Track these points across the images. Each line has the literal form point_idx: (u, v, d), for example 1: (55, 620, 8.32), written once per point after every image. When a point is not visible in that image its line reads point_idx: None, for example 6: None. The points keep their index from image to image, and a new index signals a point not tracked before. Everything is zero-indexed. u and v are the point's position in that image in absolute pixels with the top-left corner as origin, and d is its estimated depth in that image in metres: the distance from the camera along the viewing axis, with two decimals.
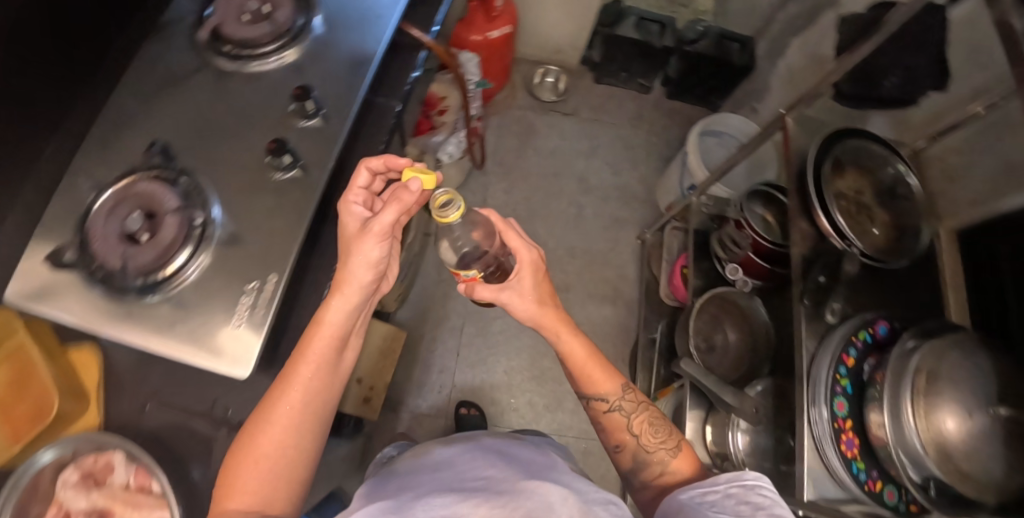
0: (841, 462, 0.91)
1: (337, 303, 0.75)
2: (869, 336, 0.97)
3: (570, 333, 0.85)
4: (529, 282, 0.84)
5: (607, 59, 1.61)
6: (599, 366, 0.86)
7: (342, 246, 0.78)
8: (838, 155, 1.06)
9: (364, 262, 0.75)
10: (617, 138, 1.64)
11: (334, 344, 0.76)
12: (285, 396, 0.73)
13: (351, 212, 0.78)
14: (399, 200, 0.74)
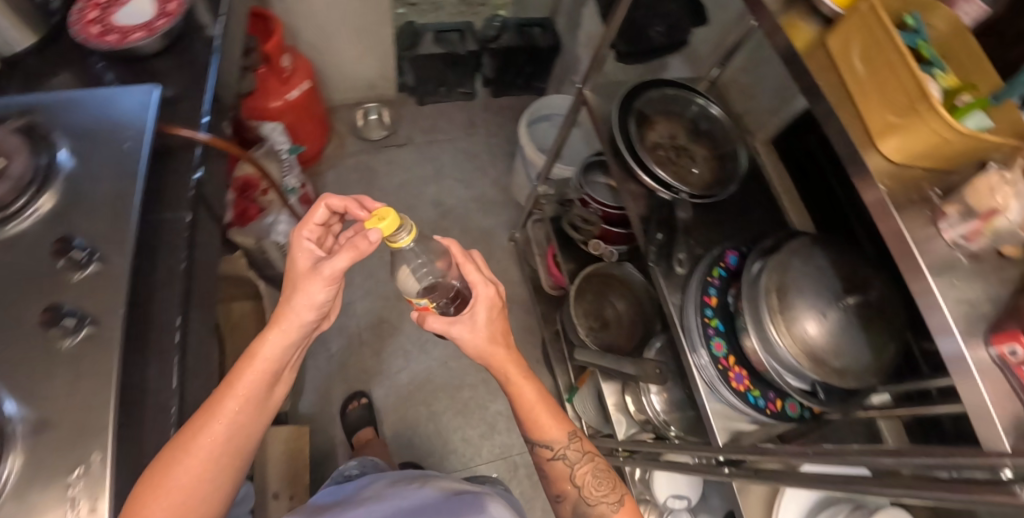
0: (736, 397, 0.82)
1: (273, 341, 0.69)
2: (722, 271, 0.89)
3: (526, 381, 0.78)
4: (481, 314, 0.74)
5: (422, 82, 1.61)
6: (548, 409, 0.81)
7: (287, 278, 0.70)
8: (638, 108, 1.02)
9: (308, 298, 0.67)
10: (458, 151, 1.64)
11: (264, 382, 0.69)
12: (202, 433, 0.63)
13: (301, 245, 0.70)
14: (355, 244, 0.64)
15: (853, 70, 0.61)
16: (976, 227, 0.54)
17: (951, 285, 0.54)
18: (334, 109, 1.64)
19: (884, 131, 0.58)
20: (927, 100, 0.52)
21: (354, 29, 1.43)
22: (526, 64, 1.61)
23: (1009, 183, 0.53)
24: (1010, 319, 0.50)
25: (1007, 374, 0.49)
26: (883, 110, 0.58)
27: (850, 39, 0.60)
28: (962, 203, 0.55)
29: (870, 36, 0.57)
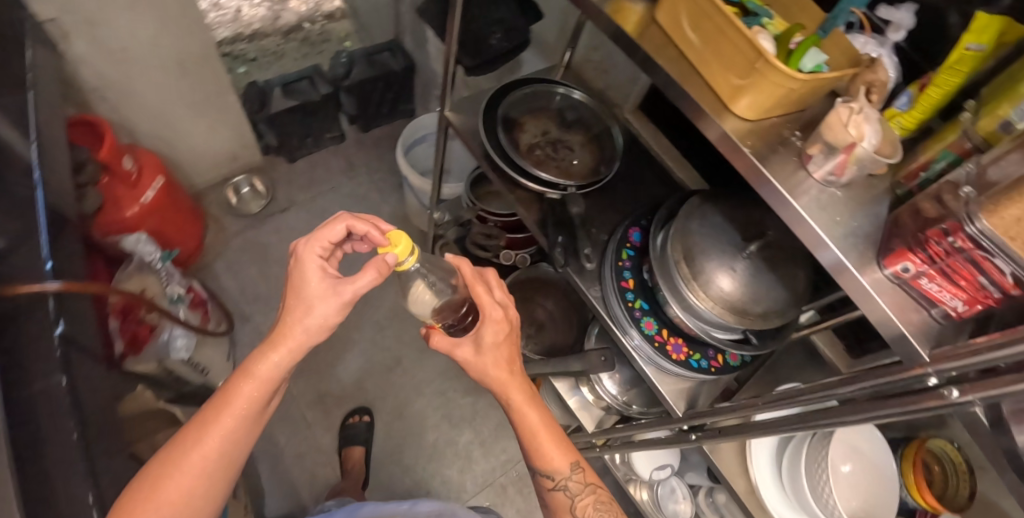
0: (683, 370, 0.74)
1: (275, 360, 0.58)
2: (632, 250, 0.80)
3: (533, 408, 0.73)
4: (490, 333, 0.71)
5: (285, 139, 1.54)
6: (550, 440, 0.74)
7: (292, 288, 0.58)
8: (498, 113, 0.91)
9: (314, 315, 0.57)
10: (346, 198, 1.59)
11: (265, 399, 0.61)
12: (200, 449, 0.57)
13: (312, 262, 0.57)
14: (369, 267, 0.55)
15: (687, 38, 0.52)
16: (840, 160, 0.46)
17: (838, 217, 0.49)
18: (202, 193, 1.53)
19: (733, 95, 0.50)
20: (764, 56, 0.44)
21: (195, 105, 1.32)
22: (386, 93, 1.58)
23: (860, 110, 0.46)
24: (894, 229, 0.46)
25: (908, 288, 0.46)
26: (724, 72, 0.50)
27: (673, 6, 0.52)
28: (821, 140, 0.47)
29: None
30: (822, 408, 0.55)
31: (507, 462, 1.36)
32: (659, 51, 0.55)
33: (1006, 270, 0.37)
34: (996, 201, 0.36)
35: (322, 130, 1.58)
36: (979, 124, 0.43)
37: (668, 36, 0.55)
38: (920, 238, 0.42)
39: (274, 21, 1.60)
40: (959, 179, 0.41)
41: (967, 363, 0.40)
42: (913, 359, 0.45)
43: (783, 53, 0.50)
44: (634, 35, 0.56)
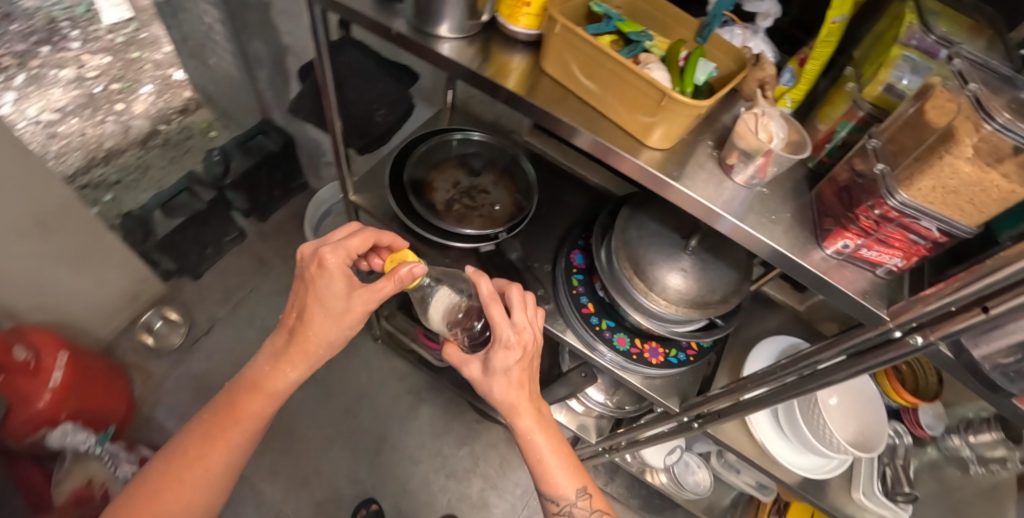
0: (666, 371, 0.77)
1: (289, 373, 0.67)
2: (580, 274, 0.82)
3: (542, 434, 0.69)
4: (507, 359, 0.66)
5: (183, 258, 1.43)
6: (557, 464, 0.70)
7: (313, 298, 0.65)
8: (404, 179, 0.88)
9: (328, 325, 0.65)
10: (270, 295, 1.52)
11: (269, 412, 0.69)
12: (204, 457, 0.65)
13: (339, 273, 0.64)
14: (393, 278, 0.63)
15: (582, 85, 0.51)
16: (759, 163, 0.48)
17: (772, 216, 0.50)
18: (112, 345, 1.39)
19: (644, 130, 0.50)
20: (668, 94, 0.44)
21: (74, 261, 1.18)
22: (273, 176, 1.52)
23: (761, 114, 0.48)
24: (822, 210, 0.50)
25: (850, 262, 0.49)
26: (630, 112, 0.49)
27: (561, 56, 0.51)
28: (736, 148, 0.49)
29: (577, 49, 0.48)
30: (805, 377, 0.58)
31: (524, 493, 1.37)
32: (556, 99, 0.52)
33: (932, 227, 0.41)
34: (914, 175, 0.40)
35: (218, 234, 1.49)
36: (865, 91, 0.50)
37: (560, 84, 0.54)
38: (850, 215, 0.45)
39: (126, 135, 1.51)
40: (868, 158, 0.45)
41: (923, 312, 0.44)
42: (875, 320, 0.48)
43: (678, 73, 0.54)
44: (523, 91, 0.52)
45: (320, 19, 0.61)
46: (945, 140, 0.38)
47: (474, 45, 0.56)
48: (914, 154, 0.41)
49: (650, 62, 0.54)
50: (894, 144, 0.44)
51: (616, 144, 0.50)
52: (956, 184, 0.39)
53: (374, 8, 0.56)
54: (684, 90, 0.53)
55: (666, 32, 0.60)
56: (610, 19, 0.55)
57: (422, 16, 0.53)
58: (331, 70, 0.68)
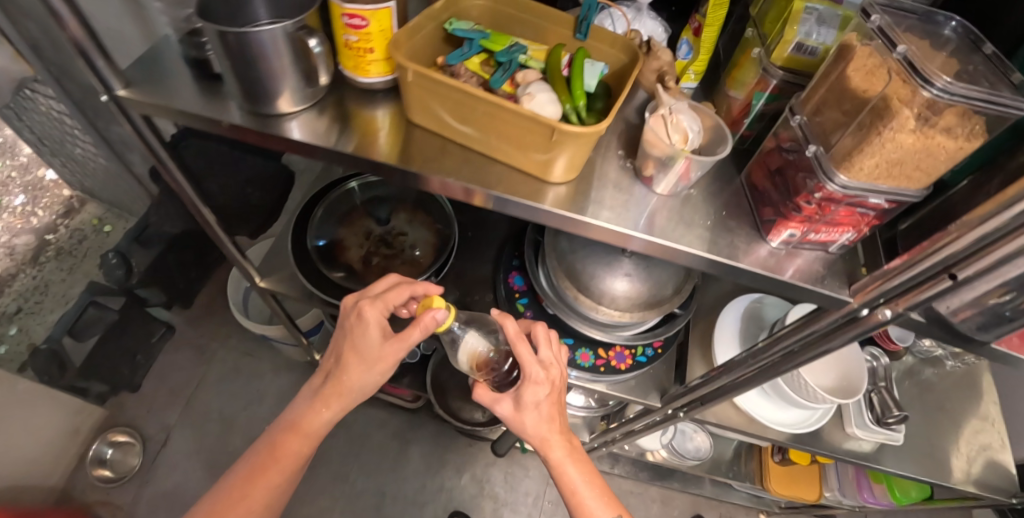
0: (638, 372, 0.74)
1: (325, 414, 0.65)
2: (524, 297, 0.76)
3: (575, 465, 0.63)
4: (537, 394, 0.61)
5: (114, 375, 1.31)
6: (591, 494, 0.63)
7: (351, 344, 0.64)
8: (310, 247, 0.80)
9: (364, 372, 0.64)
10: (221, 383, 1.43)
11: (308, 451, 0.67)
12: (248, 497, 0.64)
13: (373, 319, 0.63)
14: (419, 325, 0.59)
15: (458, 131, 0.44)
16: (680, 169, 0.43)
17: (707, 220, 0.46)
18: (65, 489, 1.26)
19: (543, 168, 0.43)
20: (557, 128, 0.38)
21: None
22: (184, 258, 1.39)
23: (668, 113, 0.43)
24: (757, 197, 0.46)
25: (798, 247, 0.45)
26: (522, 152, 0.42)
27: (425, 104, 0.43)
28: (650, 157, 0.44)
29: (442, 94, 0.41)
30: (780, 358, 0.56)
31: (536, 500, 1.36)
32: (435, 154, 0.45)
33: (880, 200, 0.38)
34: (854, 156, 0.36)
35: (144, 337, 1.37)
36: (773, 56, 0.45)
37: (436, 134, 0.46)
38: (790, 203, 0.41)
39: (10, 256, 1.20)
40: (797, 135, 0.42)
41: (888, 287, 0.41)
42: (838, 303, 0.44)
43: (563, 83, 0.48)
44: (400, 157, 0.45)
45: (144, 121, 0.51)
46: (884, 112, 0.34)
47: (327, 112, 0.48)
48: (850, 129, 0.37)
49: (530, 78, 0.48)
50: (822, 119, 0.40)
51: (516, 191, 0.43)
52: (899, 155, 0.35)
53: (198, 99, 0.46)
54: (576, 101, 0.47)
55: (538, 35, 0.53)
56: (473, 40, 0.49)
57: (254, 98, 0.44)
58: (186, 168, 0.58)
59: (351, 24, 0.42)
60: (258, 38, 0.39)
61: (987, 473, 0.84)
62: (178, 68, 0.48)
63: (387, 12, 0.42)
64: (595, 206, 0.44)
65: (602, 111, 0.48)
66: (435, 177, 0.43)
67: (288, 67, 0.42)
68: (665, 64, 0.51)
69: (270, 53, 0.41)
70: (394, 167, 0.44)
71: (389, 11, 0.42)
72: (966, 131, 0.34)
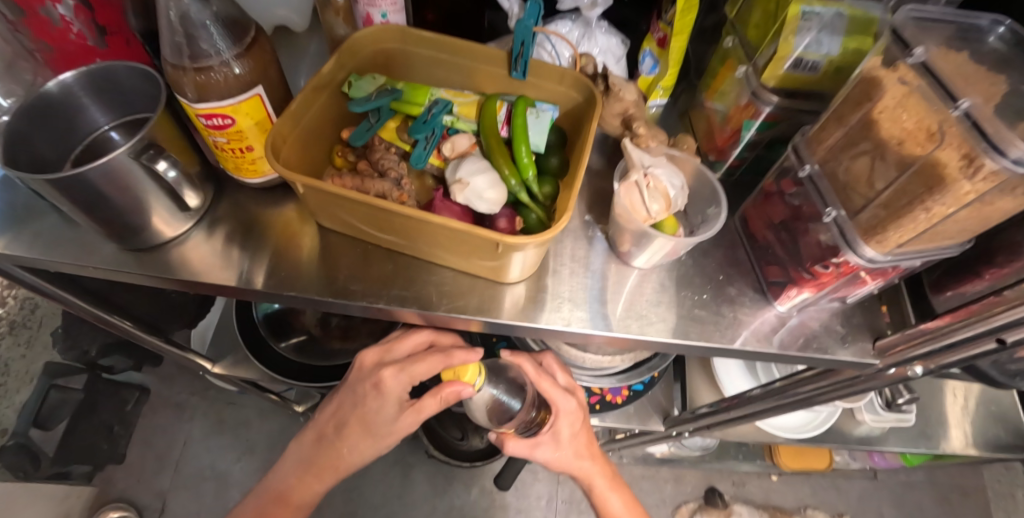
0: (636, 402, 0.69)
1: (317, 487, 0.53)
2: (501, 340, 0.70)
3: (609, 487, 0.59)
4: (566, 429, 0.54)
5: (92, 453, 1.23)
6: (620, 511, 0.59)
7: (358, 413, 0.50)
8: (258, 316, 0.71)
9: (367, 447, 0.50)
10: (208, 439, 1.35)
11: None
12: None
13: (389, 382, 0.48)
14: (436, 398, 0.46)
15: (384, 237, 0.36)
16: (664, 248, 0.36)
17: (702, 294, 0.40)
18: None
19: (494, 272, 0.35)
20: (502, 241, 0.29)
21: None
22: None
23: (638, 181, 0.35)
24: (759, 253, 0.41)
25: (809, 307, 0.42)
26: (465, 258, 0.34)
27: (328, 212, 0.35)
28: (626, 231, 0.37)
29: (354, 203, 0.31)
30: (797, 399, 0.54)
31: (550, 502, 1.29)
32: (355, 267, 0.37)
33: (916, 262, 0.35)
34: (886, 230, 0.31)
35: (116, 406, 1.28)
36: (765, 75, 0.37)
37: (353, 236, 0.38)
38: (802, 266, 0.38)
39: None
40: (808, 190, 0.37)
41: (925, 349, 0.39)
42: (863, 365, 0.42)
43: (504, 147, 0.37)
44: (331, 274, 0.37)
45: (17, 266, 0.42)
46: (931, 183, 0.28)
47: (220, 228, 0.39)
48: (885, 192, 0.31)
49: (462, 147, 0.36)
50: (839, 169, 0.34)
51: (466, 305, 0.36)
52: (942, 227, 0.30)
53: (60, 238, 0.37)
54: (524, 173, 0.36)
55: (466, 79, 0.41)
56: (381, 106, 0.37)
57: (122, 235, 0.35)
58: (80, 286, 0.48)
59: (212, 125, 0.31)
60: (101, 171, 0.30)
61: (984, 429, 0.86)
62: (25, 195, 0.38)
63: (259, 99, 0.31)
64: (565, 309, 0.37)
65: (558, 170, 0.38)
66: (361, 305, 0.35)
67: (152, 189, 0.33)
68: (630, 105, 0.40)
69: (122, 185, 0.31)
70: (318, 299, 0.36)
71: (261, 98, 0.31)
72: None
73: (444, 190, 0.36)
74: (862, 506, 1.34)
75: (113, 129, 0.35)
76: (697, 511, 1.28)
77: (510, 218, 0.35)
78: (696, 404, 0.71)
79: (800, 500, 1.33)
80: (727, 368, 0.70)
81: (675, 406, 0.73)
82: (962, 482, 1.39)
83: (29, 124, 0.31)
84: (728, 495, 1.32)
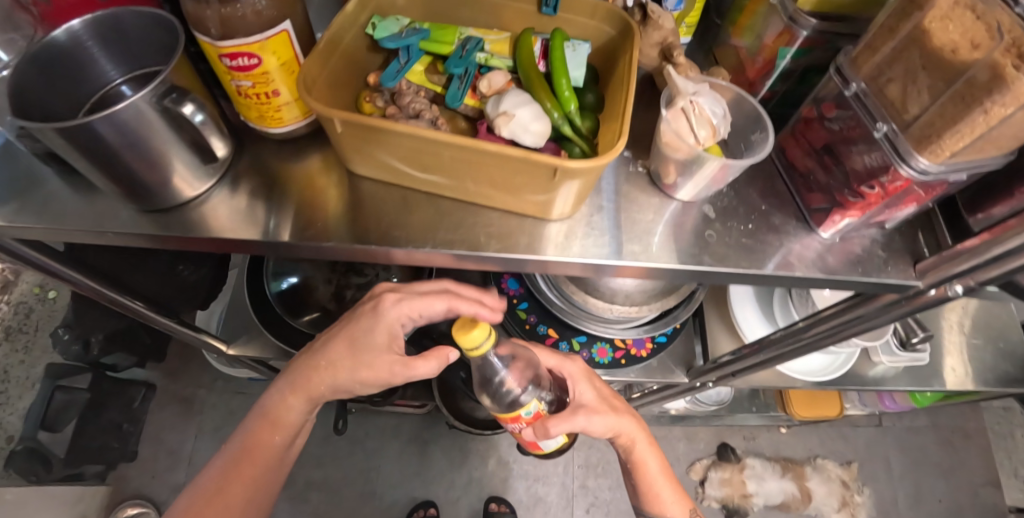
0: (660, 354, 0.69)
1: (292, 402, 0.51)
2: (522, 301, 0.68)
3: (649, 448, 0.61)
4: (588, 391, 0.58)
5: (103, 452, 1.20)
6: (658, 473, 0.62)
7: (346, 336, 0.49)
8: (272, 294, 0.69)
9: (341, 375, 0.49)
10: (219, 432, 1.32)
11: (292, 440, 0.55)
12: (225, 493, 0.52)
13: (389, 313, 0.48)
14: (432, 358, 0.48)
15: (420, 178, 0.35)
16: (710, 173, 0.37)
17: (747, 224, 0.40)
18: None
19: (541, 207, 0.35)
20: (561, 167, 0.29)
21: None
22: None
23: (691, 100, 0.36)
24: (799, 180, 0.42)
25: (851, 232, 0.42)
26: (509, 195, 0.34)
27: (367, 154, 0.34)
28: (672, 161, 0.38)
29: (399, 135, 0.30)
30: (823, 335, 0.55)
31: (567, 467, 1.31)
32: (395, 213, 0.36)
33: (961, 176, 0.35)
34: (941, 139, 0.32)
35: (123, 405, 1.25)
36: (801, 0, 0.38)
37: (389, 183, 0.37)
38: (847, 188, 0.38)
39: None
40: (854, 109, 0.37)
41: (954, 271, 0.39)
42: (905, 288, 0.41)
43: (544, 82, 0.36)
44: (363, 221, 0.36)
45: (21, 243, 0.40)
46: (989, 83, 0.28)
47: (242, 186, 0.37)
48: (938, 102, 0.31)
49: (498, 84, 0.35)
50: (886, 85, 0.35)
51: (515, 244, 0.35)
52: (996, 132, 0.30)
53: (77, 209, 0.35)
54: (566, 106, 0.36)
55: (493, 19, 0.39)
56: (409, 45, 0.36)
57: (139, 195, 0.33)
58: (89, 267, 0.47)
59: (236, 67, 0.30)
60: (114, 120, 0.28)
61: (994, 365, 0.88)
62: (37, 171, 0.37)
63: (285, 36, 0.30)
64: (609, 241, 0.37)
65: (595, 107, 0.38)
66: (405, 250, 0.34)
67: (173, 143, 0.31)
68: (669, 34, 0.40)
69: (139, 138, 0.29)
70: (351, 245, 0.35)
71: (287, 34, 0.30)
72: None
73: (487, 125, 0.35)
74: (869, 453, 1.37)
75: (124, 83, 0.33)
76: (711, 467, 1.30)
77: (554, 151, 0.36)
78: (718, 355, 0.71)
79: (808, 451, 1.36)
80: (746, 315, 0.72)
81: (697, 358, 0.74)
82: (964, 425, 1.42)
83: (35, 74, 0.28)
84: (739, 449, 1.34)
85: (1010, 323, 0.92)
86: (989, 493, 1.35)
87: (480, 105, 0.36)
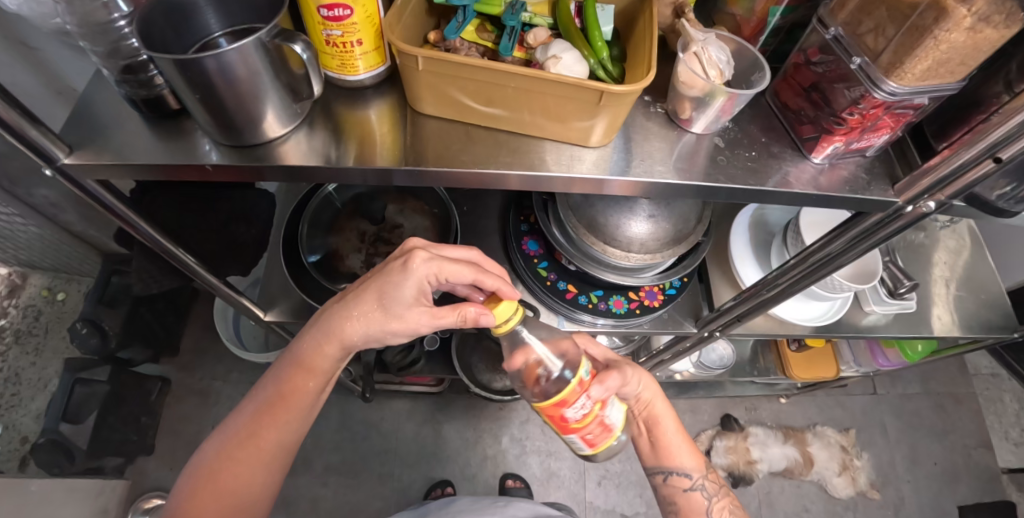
0: (670, 305, 0.75)
1: (333, 352, 0.51)
2: (543, 261, 0.74)
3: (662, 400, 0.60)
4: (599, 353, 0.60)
5: (122, 446, 1.13)
6: (671, 430, 0.62)
7: (373, 287, 0.48)
8: (307, 260, 0.73)
9: (375, 319, 0.49)
10: None
11: (324, 388, 0.54)
12: (260, 435, 0.52)
13: (416, 274, 0.47)
14: (455, 312, 0.46)
15: (482, 113, 0.41)
16: (720, 106, 0.42)
17: (751, 151, 0.46)
18: None
19: (583, 133, 0.41)
20: (606, 91, 0.35)
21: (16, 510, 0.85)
22: (158, 305, 1.20)
23: (699, 48, 0.42)
24: (791, 115, 0.47)
25: (838, 159, 0.47)
26: (557, 123, 0.40)
27: (438, 91, 0.39)
28: (687, 98, 0.43)
29: (469, 70, 0.36)
30: (818, 265, 0.61)
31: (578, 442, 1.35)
32: (459, 143, 0.42)
33: (925, 99, 0.39)
34: (904, 63, 0.37)
35: (139, 397, 1.18)
36: None
37: (451, 121, 0.43)
38: (832, 118, 0.43)
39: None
40: (833, 49, 0.42)
41: (932, 183, 0.44)
42: (885, 205, 0.47)
43: (579, 34, 0.42)
44: (431, 153, 0.41)
45: (98, 184, 0.44)
46: (935, 17, 0.34)
47: (317, 127, 0.43)
48: (896, 38, 0.37)
49: (542, 38, 0.41)
50: (860, 29, 0.40)
51: (560, 166, 0.41)
52: (950, 54, 0.35)
53: (170, 155, 0.40)
54: (599, 54, 0.42)
55: None
56: (466, 7, 0.40)
57: (229, 129, 0.38)
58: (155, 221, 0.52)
59: (330, 17, 0.35)
60: (222, 61, 0.32)
61: (978, 314, 0.94)
62: (133, 131, 0.42)
63: None
64: (646, 164, 0.43)
65: (620, 59, 0.44)
66: (472, 171, 0.40)
67: (267, 84, 0.36)
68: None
69: (241, 78, 0.34)
70: (422, 168, 0.40)
71: None
72: (1004, 15, 0.33)
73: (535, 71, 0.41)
74: (866, 419, 1.43)
75: (222, 38, 0.38)
76: (716, 436, 1.35)
77: None
78: (721, 304, 0.77)
79: (808, 419, 1.43)
80: (746, 270, 0.78)
81: (704, 308, 0.79)
82: (952, 390, 1.49)
83: (157, 16, 0.33)
84: (743, 419, 1.40)
85: (990, 277, 0.99)
86: (981, 454, 1.41)
87: (525, 56, 0.42)
